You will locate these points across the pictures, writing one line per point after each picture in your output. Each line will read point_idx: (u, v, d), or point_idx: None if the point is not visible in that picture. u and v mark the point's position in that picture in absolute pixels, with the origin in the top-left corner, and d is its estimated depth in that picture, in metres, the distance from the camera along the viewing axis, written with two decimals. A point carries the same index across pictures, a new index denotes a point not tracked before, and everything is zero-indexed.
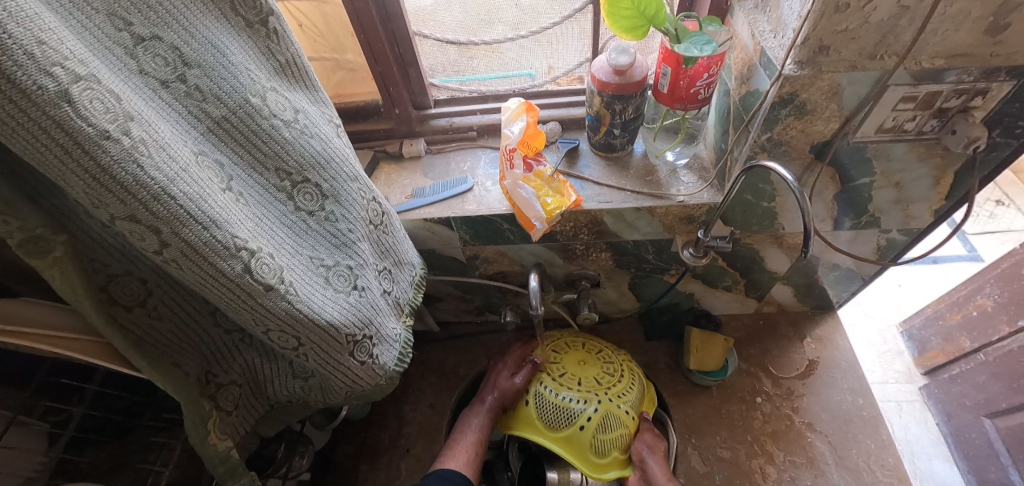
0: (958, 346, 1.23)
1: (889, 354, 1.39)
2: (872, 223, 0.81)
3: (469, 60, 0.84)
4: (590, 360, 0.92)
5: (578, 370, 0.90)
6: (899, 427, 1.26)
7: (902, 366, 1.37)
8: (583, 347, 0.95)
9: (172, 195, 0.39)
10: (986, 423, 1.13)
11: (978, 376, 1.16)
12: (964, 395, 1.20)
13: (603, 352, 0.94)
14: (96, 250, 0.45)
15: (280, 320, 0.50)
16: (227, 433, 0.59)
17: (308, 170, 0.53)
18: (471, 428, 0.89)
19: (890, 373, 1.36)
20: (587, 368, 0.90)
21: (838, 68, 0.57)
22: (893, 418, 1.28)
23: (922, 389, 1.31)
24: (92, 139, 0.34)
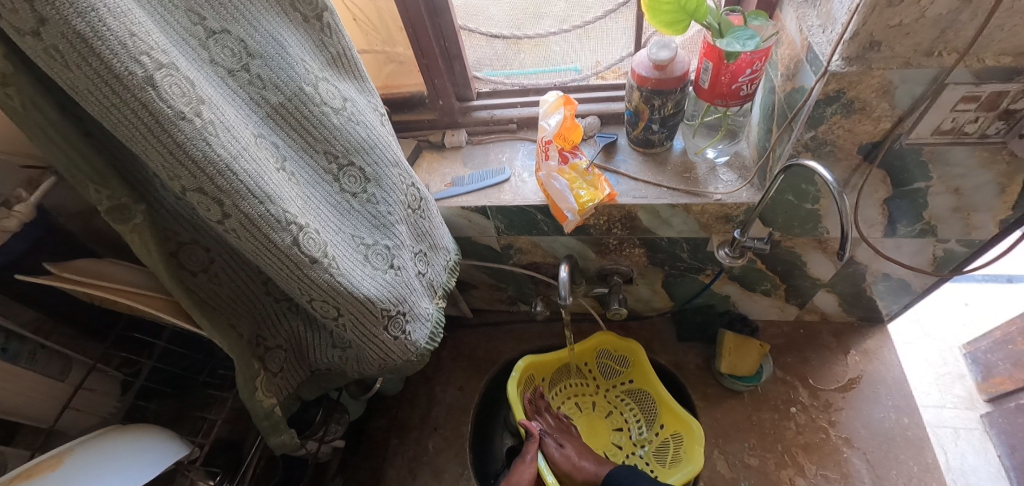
0: None
1: (948, 377, 1.31)
2: (927, 231, 0.77)
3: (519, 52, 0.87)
4: (600, 408, 1.08)
5: (587, 416, 1.08)
6: (954, 456, 1.18)
7: (962, 390, 1.28)
8: (622, 413, 1.06)
9: (234, 171, 0.43)
10: None
11: None
12: None
13: (622, 409, 1.06)
14: (168, 220, 0.51)
15: (323, 291, 0.54)
16: (273, 392, 0.64)
17: (353, 154, 0.57)
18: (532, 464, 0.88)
19: (948, 397, 1.28)
20: (595, 407, 1.08)
21: (890, 65, 0.55)
22: (947, 445, 1.20)
23: (983, 417, 1.23)
24: (170, 119, 0.38)
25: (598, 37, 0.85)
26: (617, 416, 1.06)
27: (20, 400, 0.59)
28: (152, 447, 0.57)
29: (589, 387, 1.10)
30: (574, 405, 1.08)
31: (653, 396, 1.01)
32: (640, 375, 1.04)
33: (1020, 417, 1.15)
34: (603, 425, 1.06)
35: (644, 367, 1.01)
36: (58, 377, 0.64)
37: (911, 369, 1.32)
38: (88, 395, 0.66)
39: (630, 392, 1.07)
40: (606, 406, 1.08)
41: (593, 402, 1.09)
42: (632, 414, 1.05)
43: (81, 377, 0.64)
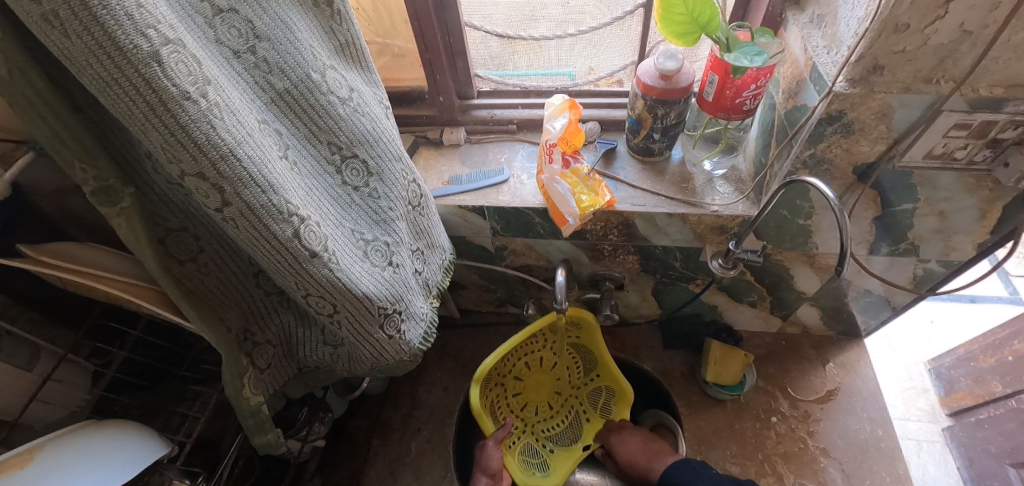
0: (988, 390, 1.20)
1: (913, 391, 1.36)
2: (909, 251, 0.80)
3: (516, 53, 0.85)
4: (545, 360, 1.09)
5: (531, 368, 1.09)
6: (916, 467, 1.24)
7: (925, 404, 1.34)
8: (563, 363, 1.10)
9: (237, 156, 0.41)
10: (1010, 471, 1.10)
11: (1007, 422, 1.13)
12: (990, 442, 1.18)
13: (563, 357, 1.09)
14: (158, 205, 0.48)
15: (320, 287, 0.52)
16: (259, 390, 0.62)
17: (357, 146, 0.56)
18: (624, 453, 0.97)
19: (913, 410, 1.34)
20: (540, 359, 1.09)
21: (891, 90, 0.56)
22: (910, 457, 1.26)
23: (944, 430, 1.29)
24: (174, 98, 0.36)
25: (595, 45, 0.83)
26: (557, 365, 1.10)
27: None
28: (128, 446, 0.54)
29: (539, 346, 1.06)
30: (523, 364, 1.08)
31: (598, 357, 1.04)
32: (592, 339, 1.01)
33: (978, 431, 1.21)
34: (546, 376, 1.10)
35: (598, 339, 0.99)
36: (26, 366, 0.60)
37: (881, 383, 1.37)
38: (56, 387, 0.63)
39: (574, 346, 1.06)
40: (551, 358, 1.09)
41: (539, 357, 1.08)
42: (572, 364, 1.09)
43: (50, 369, 0.60)
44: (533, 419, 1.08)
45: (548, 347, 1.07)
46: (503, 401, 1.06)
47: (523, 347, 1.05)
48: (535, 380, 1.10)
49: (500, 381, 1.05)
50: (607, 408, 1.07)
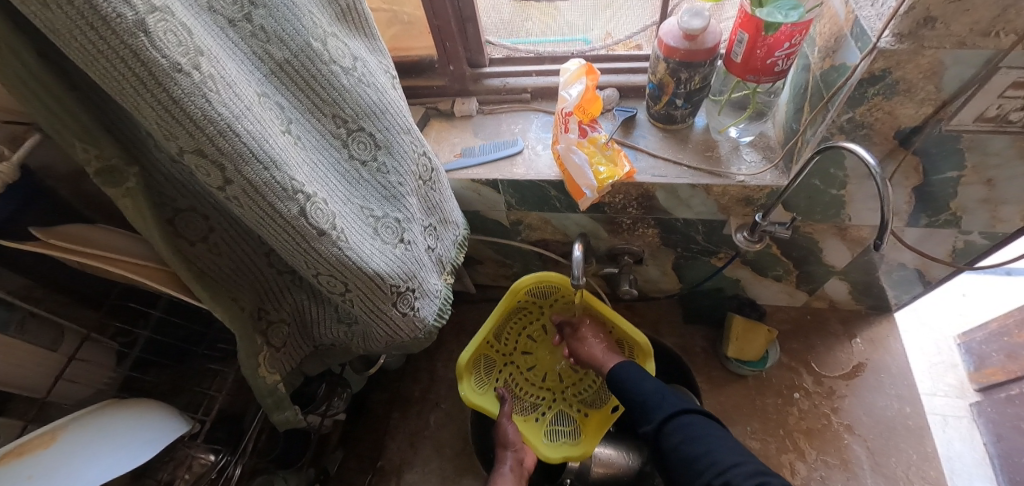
0: (1021, 365, 1.18)
1: (941, 366, 1.32)
2: (951, 222, 0.75)
3: (529, 18, 0.86)
4: (550, 327, 1.05)
5: (539, 340, 1.06)
6: (942, 442, 1.20)
7: (954, 380, 1.30)
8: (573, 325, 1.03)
9: (236, 132, 0.39)
10: None
11: None
12: (1021, 417, 1.15)
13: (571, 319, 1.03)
14: (164, 184, 0.47)
15: (330, 266, 0.51)
16: (276, 368, 0.62)
17: (363, 119, 0.53)
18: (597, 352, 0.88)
19: (940, 385, 1.29)
20: (543, 329, 1.05)
21: (943, 44, 0.51)
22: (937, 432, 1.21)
23: (973, 406, 1.25)
24: (165, 71, 0.34)
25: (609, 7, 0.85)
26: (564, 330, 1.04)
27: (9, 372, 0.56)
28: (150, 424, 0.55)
29: (532, 315, 1.04)
30: (526, 338, 1.05)
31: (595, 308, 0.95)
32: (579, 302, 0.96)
33: (1009, 408, 1.19)
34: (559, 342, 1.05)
35: (594, 304, 0.92)
36: (51, 347, 0.61)
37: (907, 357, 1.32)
38: (82, 365, 0.64)
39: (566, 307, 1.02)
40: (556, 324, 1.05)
41: (540, 326, 1.05)
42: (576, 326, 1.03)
43: (75, 349, 0.61)
44: (562, 387, 1.03)
45: (541, 314, 1.04)
46: (522, 377, 1.03)
47: (513, 323, 1.03)
48: (547, 350, 1.05)
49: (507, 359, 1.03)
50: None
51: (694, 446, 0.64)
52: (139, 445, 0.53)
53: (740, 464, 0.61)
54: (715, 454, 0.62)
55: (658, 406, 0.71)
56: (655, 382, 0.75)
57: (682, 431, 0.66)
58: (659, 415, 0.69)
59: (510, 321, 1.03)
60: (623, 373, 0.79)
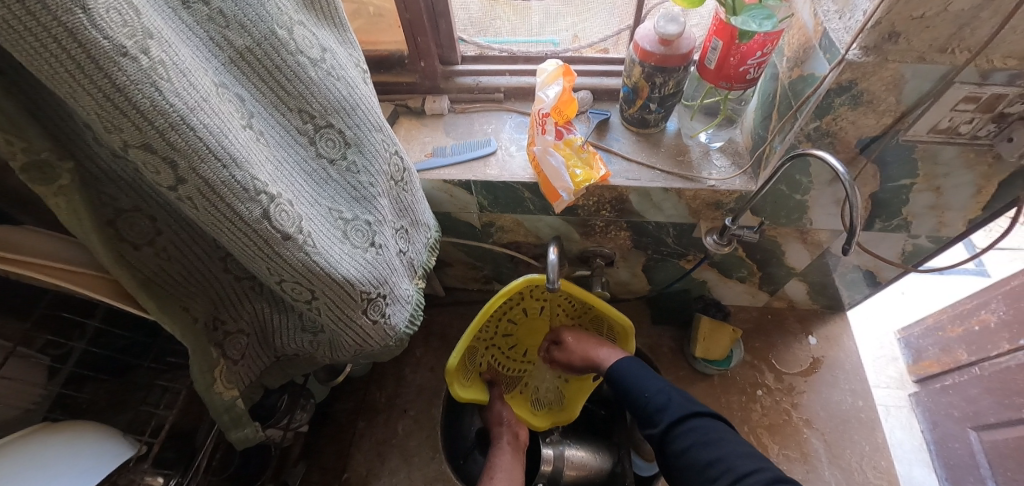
0: (954, 358, 1.24)
1: (883, 359, 1.41)
2: (902, 227, 0.79)
3: (498, 15, 0.81)
4: (531, 309, 1.02)
5: (519, 321, 1.03)
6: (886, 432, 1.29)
7: (895, 372, 1.39)
8: (553, 305, 1.02)
9: (191, 126, 0.36)
10: (971, 434, 1.16)
11: (970, 389, 1.17)
12: (953, 406, 1.22)
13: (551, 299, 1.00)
14: (104, 182, 0.42)
15: (295, 271, 0.47)
16: (233, 382, 0.58)
17: (332, 114, 0.50)
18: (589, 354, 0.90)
19: (882, 377, 1.39)
20: (524, 311, 1.02)
21: (905, 59, 0.53)
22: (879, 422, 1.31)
23: (911, 396, 1.34)
24: (107, 54, 0.30)
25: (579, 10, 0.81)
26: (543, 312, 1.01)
27: None
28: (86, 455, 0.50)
29: (514, 303, 0.99)
30: (506, 321, 1.02)
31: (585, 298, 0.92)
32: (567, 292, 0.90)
33: (943, 397, 1.25)
34: (539, 322, 1.04)
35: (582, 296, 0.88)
36: None
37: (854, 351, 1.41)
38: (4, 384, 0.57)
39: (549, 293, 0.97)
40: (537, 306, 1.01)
41: (522, 309, 1.01)
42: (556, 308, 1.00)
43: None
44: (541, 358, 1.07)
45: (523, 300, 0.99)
46: (505, 357, 1.05)
47: (497, 314, 0.98)
48: (528, 328, 1.05)
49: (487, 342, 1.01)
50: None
51: (706, 451, 0.64)
52: (71, 479, 0.47)
53: (757, 469, 0.60)
54: (728, 460, 0.62)
55: (666, 409, 0.70)
56: (661, 382, 0.76)
57: (692, 434, 0.66)
58: (668, 418, 0.69)
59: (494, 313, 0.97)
60: (626, 373, 0.80)
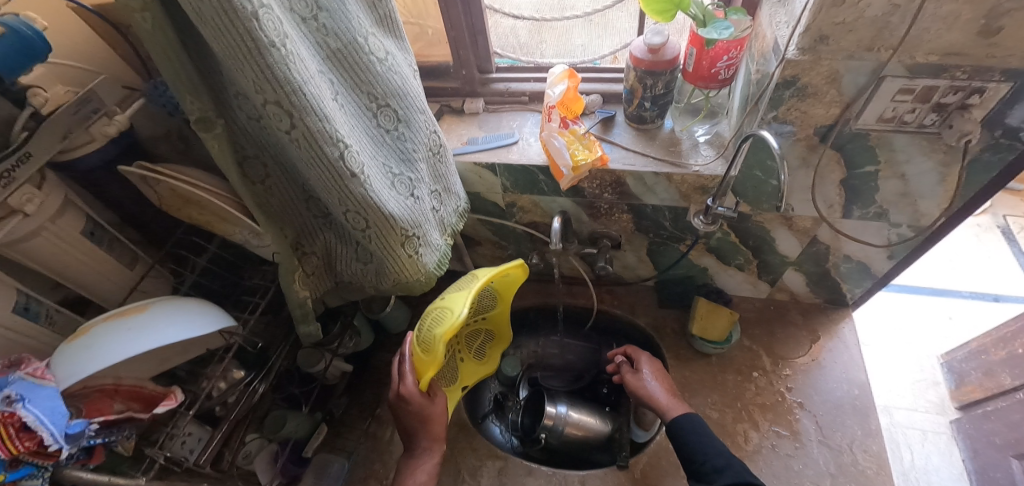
0: (997, 382, 1.23)
1: (923, 383, 1.41)
2: (880, 215, 0.87)
3: (543, 41, 1.04)
4: None
5: None
6: (919, 456, 1.29)
7: (935, 396, 1.38)
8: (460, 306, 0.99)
9: (303, 92, 0.56)
10: (1014, 463, 1.12)
11: (1012, 414, 1.16)
12: (995, 433, 1.20)
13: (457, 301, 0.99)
14: (240, 136, 0.64)
15: (358, 203, 0.67)
16: (305, 288, 0.79)
17: (390, 98, 0.70)
18: (658, 391, 0.93)
19: (921, 401, 1.38)
20: None
21: (837, 57, 0.65)
22: (914, 445, 1.31)
23: (953, 423, 1.32)
24: (265, 44, 0.51)
25: (603, 23, 1.01)
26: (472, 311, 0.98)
27: (96, 279, 0.74)
28: (210, 310, 0.69)
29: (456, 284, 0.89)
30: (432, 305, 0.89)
31: (496, 308, 1.02)
32: (503, 287, 0.96)
33: (984, 423, 1.23)
34: None
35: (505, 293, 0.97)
36: (127, 265, 0.78)
37: (888, 373, 1.43)
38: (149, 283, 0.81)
39: (487, 291, 0.95)
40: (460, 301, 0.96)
41: None
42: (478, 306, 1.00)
43: (143, 271, 0.78)
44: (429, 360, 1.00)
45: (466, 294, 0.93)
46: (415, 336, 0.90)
47: (451, 292, 0.86)
48: None
49: (421, 326, 0.85)
50: (483, 348, 1.07)
51: None
52: (204, 321, 0.66)
53: None
54: None
55: (722, 472, 0.76)
56: (720, 446, 0.81)
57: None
58: (720, 479, 0.75)
59: (454, 292, 0.85)
60: (692, 430, 0.83)
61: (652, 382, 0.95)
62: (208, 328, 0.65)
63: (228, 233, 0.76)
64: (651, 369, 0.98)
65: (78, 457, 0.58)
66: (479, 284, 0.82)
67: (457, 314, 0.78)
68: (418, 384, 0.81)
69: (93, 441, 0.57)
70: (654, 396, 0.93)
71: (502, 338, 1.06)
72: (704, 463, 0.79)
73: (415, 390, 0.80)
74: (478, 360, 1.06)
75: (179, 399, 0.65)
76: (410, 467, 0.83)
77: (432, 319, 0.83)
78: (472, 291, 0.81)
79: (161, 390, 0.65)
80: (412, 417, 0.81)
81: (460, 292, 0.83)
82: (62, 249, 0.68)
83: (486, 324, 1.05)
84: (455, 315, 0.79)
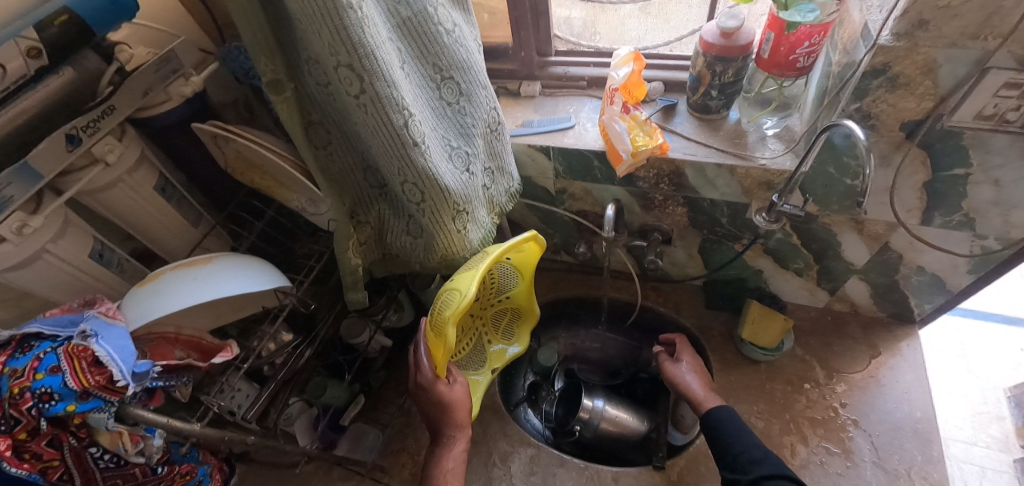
0: None
1: (985, 416, 1.30)
2: (965, 224, 0.80)
3: (598, 32, 1.02)
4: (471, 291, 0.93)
5: None
6: None
7: (998, 431, 1.27)
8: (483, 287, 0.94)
9: (375, 57, 0.56)
10: None
11: None
12: None
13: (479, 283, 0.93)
14: (307, 101, 0.65)
15: (416, 173, 0.66)
16: (356, 257, 0.80)
17: (453, 70, 0.70)
18: (692, 381, 0.91)
19: (982, 436, 1.25)
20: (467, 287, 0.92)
21: (936, 44, 0.60)
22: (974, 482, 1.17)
23: (1017, 462, 1.21)
24: (344, 5, 0.50)
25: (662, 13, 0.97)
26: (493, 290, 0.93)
27: (164, 233, 0.77)
28: (269, 269, 0.70)
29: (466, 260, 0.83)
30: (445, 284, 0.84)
31: (519, 286, 0.96)
32: (522, 261, 0.90)
33: None
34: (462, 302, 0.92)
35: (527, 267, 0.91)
36: (192, 223, 0.81)
37: (947, 403, 1.32)
38: (212, 241, 0.84)
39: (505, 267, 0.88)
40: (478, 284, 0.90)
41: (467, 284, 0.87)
42: (500, 285, 0.95)
43: (206, 231, 0.81)
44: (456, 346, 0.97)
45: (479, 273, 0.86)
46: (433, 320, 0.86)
47: (461, 269, 0.80)
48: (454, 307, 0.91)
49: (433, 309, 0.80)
50: (513, 327, 1.03)
51: None
52: (264, 279, 0.68)
53: None
54: None
55: (759, 463, 0.73)
56: (757, 440, 0.78)
57: None
58: (759, 470, 0.71)
59: (463, 269, 0.78)
60: (723, 421, 0.81)
61: (687, 372, 0.92)
62: (268, 286, 0.67)
63: (287, 200, 0.78)
64: (689, 360, 0.96)
65: (141, 396, 0.59)
66: (486, 262, 0.74)
67: (465, 292, 0.72)
68: (433, 370, 0.80)
69: (155, 383, 0.57)
70: (687, 385, 0.91)
71: (529, 316, 1.00)
72: (740, 454, 0.75)
73: (432, 377, 0.79)
74: (506, 340, 1.03)
75: (235, 353, 0.66)
76: (438, 456, 0.84)
77: (441, 303, 0.77)
78: (480, 268, 0.73)
79: (219, 343, 0.67)
80: (431, 403, 0.82)
81: (467, 269, 0.77)
82: (136, 202, 0.72)
83: (511, 303, 1.00)
84: (461, 298, 0.72)
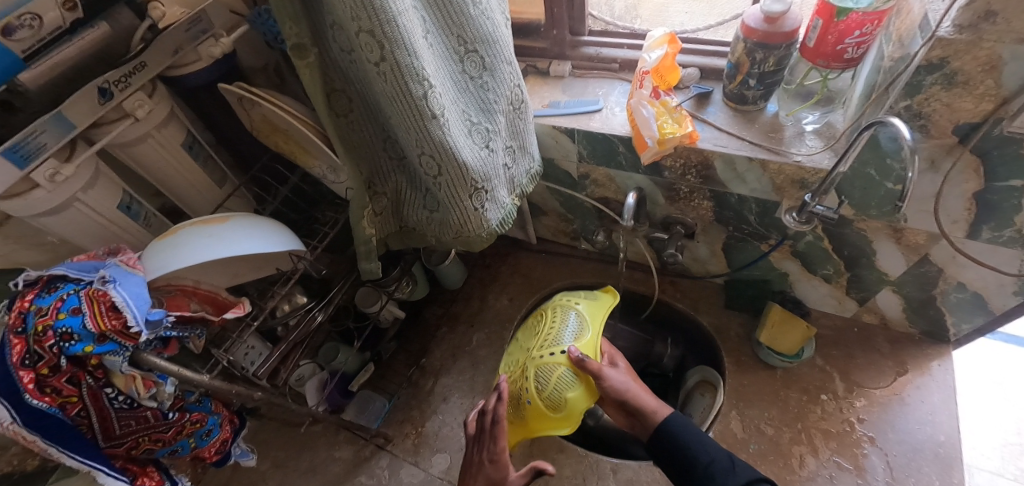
0: None
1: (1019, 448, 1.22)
2: (1017, 241, 0.74)
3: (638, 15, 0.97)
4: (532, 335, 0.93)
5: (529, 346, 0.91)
6: None
7: None
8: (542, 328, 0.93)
9: (396, 24, 0.54)
10: None
11: None
12: None
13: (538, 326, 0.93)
14: (329, 69, 0.64)
15: (434, 146, 0.66)
16: (371, 227, 0.81)
17: (478, 43, 0.68)
18: (644, 392, 0.79)
19: (1012, 468, 1.19)
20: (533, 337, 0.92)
21: (1003, 39, 0.55)
22: None
23: None
24: None
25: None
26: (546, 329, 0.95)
27: (190, 191, 0.80)
28: (284, 231, 0.71)
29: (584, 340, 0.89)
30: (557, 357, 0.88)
31: None
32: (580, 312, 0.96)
33: None
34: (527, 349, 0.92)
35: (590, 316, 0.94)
36: (217, 183, 0.83)
37: (976, 429, 1.25)
38: (235, 201, 0.86)
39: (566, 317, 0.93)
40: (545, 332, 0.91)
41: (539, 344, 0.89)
42: None
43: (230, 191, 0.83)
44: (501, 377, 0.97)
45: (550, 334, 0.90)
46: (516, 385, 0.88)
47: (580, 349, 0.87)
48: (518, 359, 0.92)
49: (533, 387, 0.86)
50: None
51: None
52: (277, 240, 0.69)
53: None
54: None
55: (732, 470, 0.69)
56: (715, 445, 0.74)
57: None
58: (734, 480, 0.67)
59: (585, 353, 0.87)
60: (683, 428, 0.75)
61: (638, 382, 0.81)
62: (280, 247, 0.68)
63: (309, 166, 0.79)
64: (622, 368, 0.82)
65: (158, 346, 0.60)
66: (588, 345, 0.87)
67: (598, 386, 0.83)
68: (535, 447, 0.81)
69: (171, 332, 0.59)
70: (635, 392, 0.79)
71: None
72: (710, 464, 0.70)
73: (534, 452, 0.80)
74: None
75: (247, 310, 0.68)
76: None
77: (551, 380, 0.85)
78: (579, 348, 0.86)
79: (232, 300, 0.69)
80: None
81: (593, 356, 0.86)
82: (164, 158, 0.74)
83: None
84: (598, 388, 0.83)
